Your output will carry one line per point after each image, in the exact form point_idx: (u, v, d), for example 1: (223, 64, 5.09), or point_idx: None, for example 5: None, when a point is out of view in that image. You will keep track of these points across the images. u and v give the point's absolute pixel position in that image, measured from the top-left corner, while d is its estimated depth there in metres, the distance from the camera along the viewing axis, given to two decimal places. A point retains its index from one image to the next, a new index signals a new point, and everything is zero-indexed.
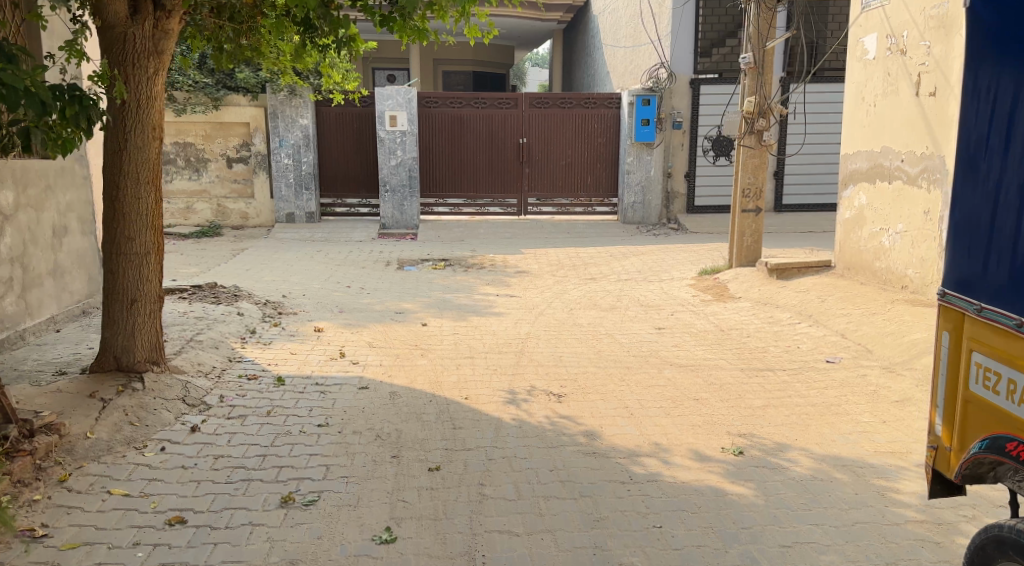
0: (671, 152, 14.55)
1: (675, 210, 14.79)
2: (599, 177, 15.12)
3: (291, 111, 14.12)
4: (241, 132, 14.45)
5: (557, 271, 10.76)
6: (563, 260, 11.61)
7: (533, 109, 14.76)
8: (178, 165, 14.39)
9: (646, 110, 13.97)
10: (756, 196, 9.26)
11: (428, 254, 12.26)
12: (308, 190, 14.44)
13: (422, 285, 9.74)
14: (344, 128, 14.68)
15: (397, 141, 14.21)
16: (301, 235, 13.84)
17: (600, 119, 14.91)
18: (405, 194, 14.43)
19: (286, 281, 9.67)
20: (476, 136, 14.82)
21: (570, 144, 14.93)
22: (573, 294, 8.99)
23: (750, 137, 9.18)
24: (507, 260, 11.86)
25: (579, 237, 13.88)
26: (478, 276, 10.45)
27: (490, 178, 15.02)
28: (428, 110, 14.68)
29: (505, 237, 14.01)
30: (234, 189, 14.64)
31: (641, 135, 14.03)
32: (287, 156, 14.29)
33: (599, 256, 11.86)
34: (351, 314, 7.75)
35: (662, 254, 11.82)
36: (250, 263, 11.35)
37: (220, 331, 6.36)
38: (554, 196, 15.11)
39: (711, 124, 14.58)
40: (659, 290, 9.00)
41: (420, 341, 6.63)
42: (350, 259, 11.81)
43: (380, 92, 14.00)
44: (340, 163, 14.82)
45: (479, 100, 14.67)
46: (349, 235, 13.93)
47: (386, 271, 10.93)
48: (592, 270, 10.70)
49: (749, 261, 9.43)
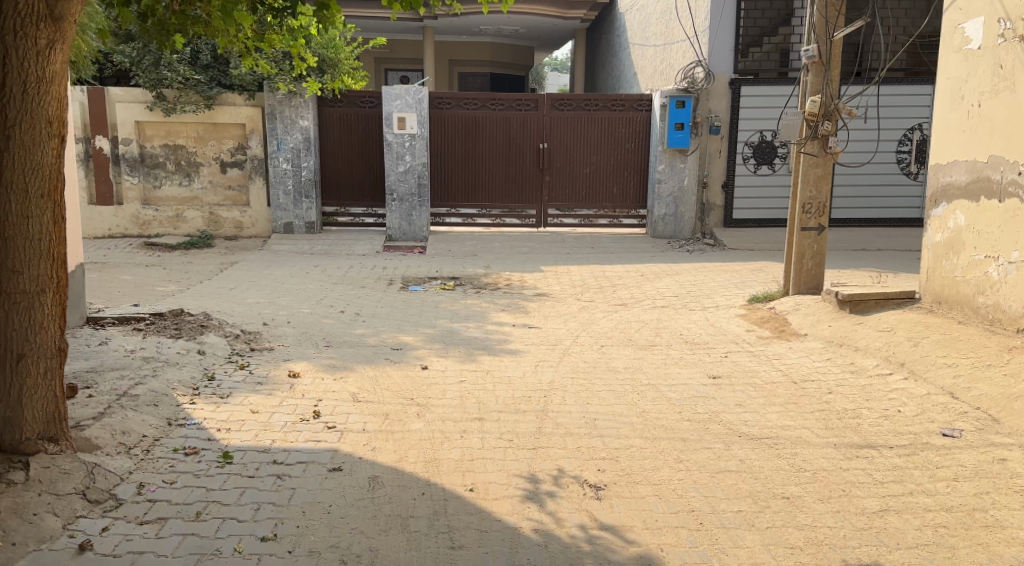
0: (707, 160, 13.21)
1: (711, 223, 13.40)
2: (627, 186, 13.78)
3: (290, 112, 12.92)
4: (236, 134, 13.23)
5: (582, 293, 9.46)
6: (588, 281, 10.30)
7: (555, 111, 13.50)
8: (167, 170, 13.25)
9: (679, 113, 12.73)
10: (819, 211, 8.03)
11: (437, 272, 10.99)
12: (308, 198, 13.19)
13: (427, 310, 8.47)
14: (349, 131, 13.45)
15: (405, 145, 12.95)
16: (299, 247, 12.61)
17: (629, 123, 13.57)
18: (413, 204, 13.18)
19: (270, 305, 8.43)
20: (492, 140, 13.54)
21: (595, 150, 13.61)
22: (604, 325, 7.70)
23: (813, 143, 7.89)
24: (525, 280, 10.57)
25: (605, 253, 12.59)
26: (493, 298, 9.17)
27: (507, 186, 13.74)
28: (440, 112, 13.44)
29: (522, 251, 12.73)
30: (228, 197, 13.44)
31: (674, 141, 12.78)
32: (285, 161, 13.05)
33: (628, 276, 10.54)
34: (339, 351, 6.48)
35: (700, 274, 10.49)
36: (237, 280, 10.14)
37: (168, 381, 5.09)
38: (577, 206, 13.79)
39: (753, 129, 13.17)
40: (703, 322, 7.67)
41: (417, 391, 5.33)
42: (349, 276, 10.58)
43: (388, 91, 12.77)
44: (343, 168, 13.58)
45: (497, 101, 13.42)
46: (351, 247, 12.69)
47: (388, 291, 9.68)
48: (623, 293, 9.39)
49: (811, 289, 8.11)
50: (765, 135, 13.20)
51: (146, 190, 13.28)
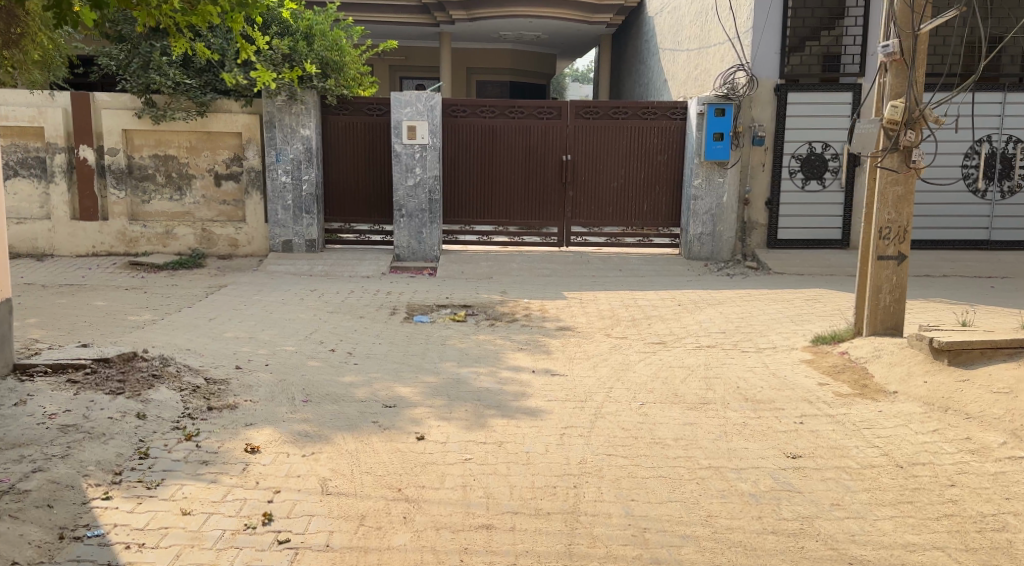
0: (749, 174, 11.93)
1: (752, 243, 12.10)
2: (658, 202, 12.52)
3: (291, 120, 11.78)
4: (233, 144, 12.09)
5: (611, 327, 8.20)
6: (617, 311, 9.04)
7: (580, 120, 12.28)
8: (157, 182, 12.13)
9: (720, 122, 11.50)
10: (899, 237, 6.80)
11: (447, 297, 9.79)
12: (309, 214, 12.03)
13: (432, 349, 7.25)
14: (354, 140, 12.28)
15: (415, 157, 11.78)
16: (298, 267, 11.46)
17: (661, 133, 12.32)
18: (424, 220, 11.99)
19: (249, 342, 7.25)
20: (511, 151, 12.34)
21: (623, 162, 12.37)
22: (642, 370, 6.45)
23: (891, 157, 6.71)
24: (546, 308, 9.35)
25: (634, 277, 11.35)
26: (509, 332, 7.95)
27: (527, 202, 12.51)
28: (454, 120, 12.27)
29: (543, 274, 11.52)
30: (222, 212, 12.26)
31: (712, 153, 11.54)
32: (285, 173, 11.90)
33: (663, 305, 9.28)
34: (319, 410, 5.26)
35: (745, 304, 9.22)
36: (222, 307, 8.99)
37: (81, 467, 3.86)
38: (603, 224, 12.55)
39: (801, 141, 11.87)
40: (761, 371, 6.39)
41: (409, 473, 4.13)
42: (347, 302, 9.41)
43: (397, 97, 11.62)
44: (348, 181, 12.41)
45: (516, 108, 12.24)
46: (355, 268, 11.51)
47: (390, 322, 8.48)
48: (658, 327, 8.13)
49: (888, 329, 6.90)
50: (814, 147, 11.88)
51: (133, 204, 12.15)
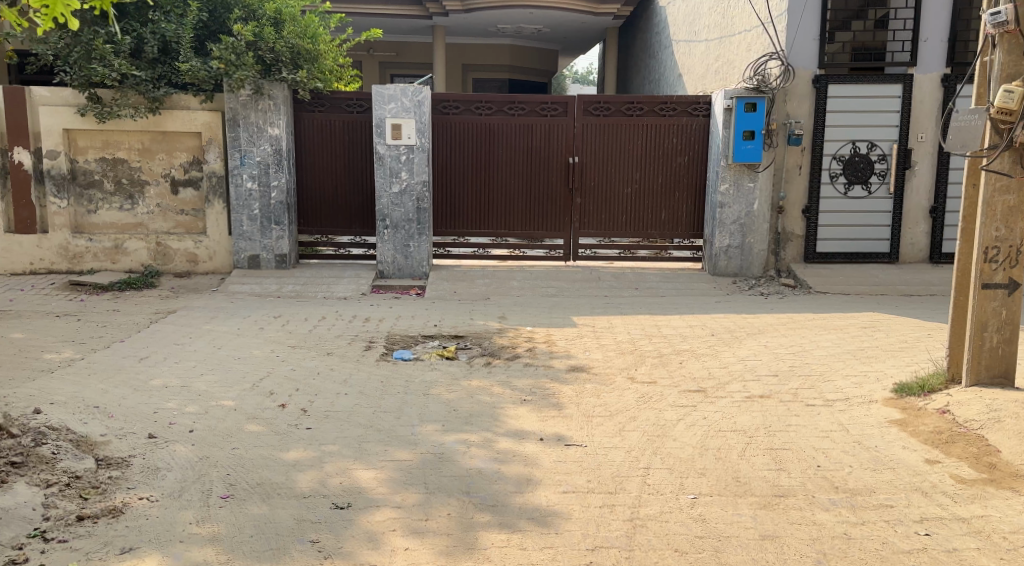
0: (784, 178, 10.40)
1: (788, 257, 10.58)
2: (677, 209, 10.99)
3: (257, 118, 10.20)
4: (191, 145, 10.51)
5: (635, 368, 6.67)
6: (640, 343, 7.52)
7: (588, 117, 10.76)
8: (105, 190, 10.57)
9: (749, 118, 10.13)
10: (1010, 259, 5.26)
11: (435, 324, 8.26)
12: (279, 224, 10.45)
13: (411, 400, 5.70)
14: (330, 140, 10.69)
15: (400, 160, 10.26)
16: (263, 287, 9.91)
17: (680, 131, 10.80)
18: (411, 232, 10.46)
19: (177, 397, 5.73)
20: (510, 153, 10.81)
21: (638, 165, 10.85)
22: (684, 436, 4.91)
23: (1004, 156, 5.18)
24: (553, 339, 7.82)
25: (653, 297, 9.84)
26: (509, 375, 6.42)
27: (528, 210, 10.97)
28: (445, 118, 10.74)
29: (547, 293, 9.98)
30: (180, 223, 10.68)
31: (742, 154, 10.12)
32: (251, 178, 10.32)
33: (693, 335, 7.76)
34: (240, 516, 3.73)
35: (792, 336, 7.70)
36: (161, 341, 7.45)
37: None
38: (615, 235, 11.03)
39: (843, 139, 10.35)
40: (842, 440, 4.88)
41: None
42: (315, 333, 7.86)
43: (379, 91, 10.11)
44: (323, 187, 10.81)
45: (516, 104, 10.72)
46: (330, 287, 9.93)
47: (361, 359, 6.93)
48: (692, 369, 6.59)
49: (996, 379, 5.36)
50: (858, 147, 10.35)
51: (78, 215, 10.60)
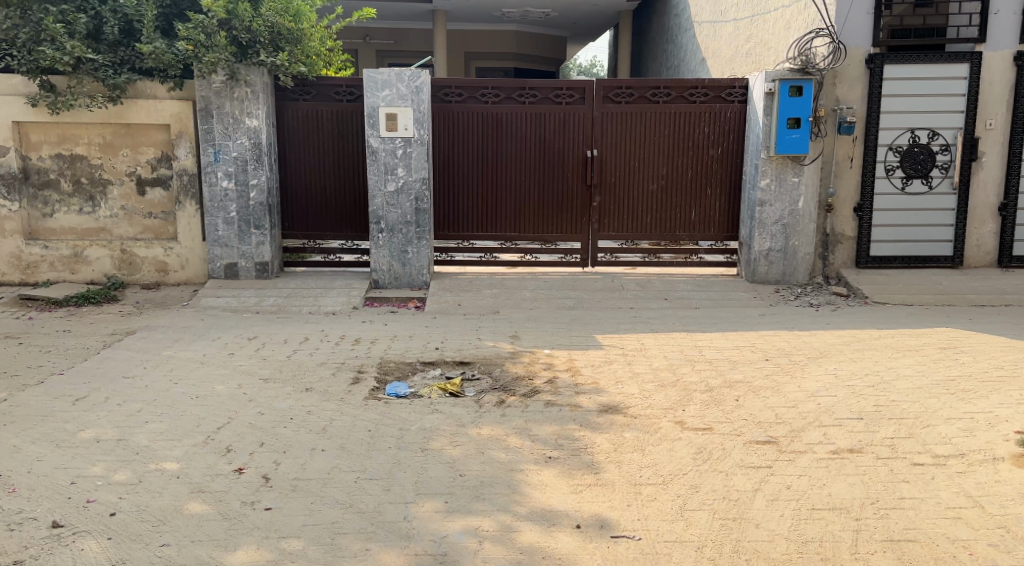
0: (834, 171, 9.19)
1: (837, 261, 9.35)
2: (709, 207, 9.73)
3: (233, 108, 8.94)
4: (159, 139, 9.20)
5: (681, 408, 5.42)
6: (682, 372, 6.28)
7: (608, 104, 9.50)
8: (62, 190, 9.29)
9: (794, 104, 8.91)
10: None
11: (436, 347, 7.02)
12: (259, 229, 9.17)
13: (405, 462, 4.46)
14: (316, 132, 9.43)
15: (396, 154, 9.02)
16: (239, 300, 8.68)
17: (713, 120, 9.54)
18: (409, 235, 9.21)
19: (107, 459, 4.49)
20: (520, 146, 9.56)
21: (664, 158, 9.60)
22: (769, 521, 3.73)
23: None
24: (577, 365, 6.57)
25: (686, 310, 8.59)
26: (527, 420, 5.17)
27: (541, 210, 9.71)
28: (447, 106, 9.47)
29: (564, 306, 8.74)
30: (148, 227, 9.38)
31: (786, 145, 8.94)
32: (226, 177, 9.05)
33: (744, 362, 6.51)
34: None
35: (863, 362, 6.47)
36: (107, 374, 6.21)
37: None
38: (640, 238, 9.77)
39: (902, 127, 9.11)
40: (983, 526, 3.68)
41: None
42: (293, 360, 6.62)
43: (372, 76, 8.89)
44: (309, 185, 9.55)
45: (526, 91, 9.47)
46: (317, 300, 8.69)
47: (345, 396, 5.68)
48: (753, 411, 5.35)
49: None
50: (917, 136, 9.11)
51: (32, 219, 9.32)
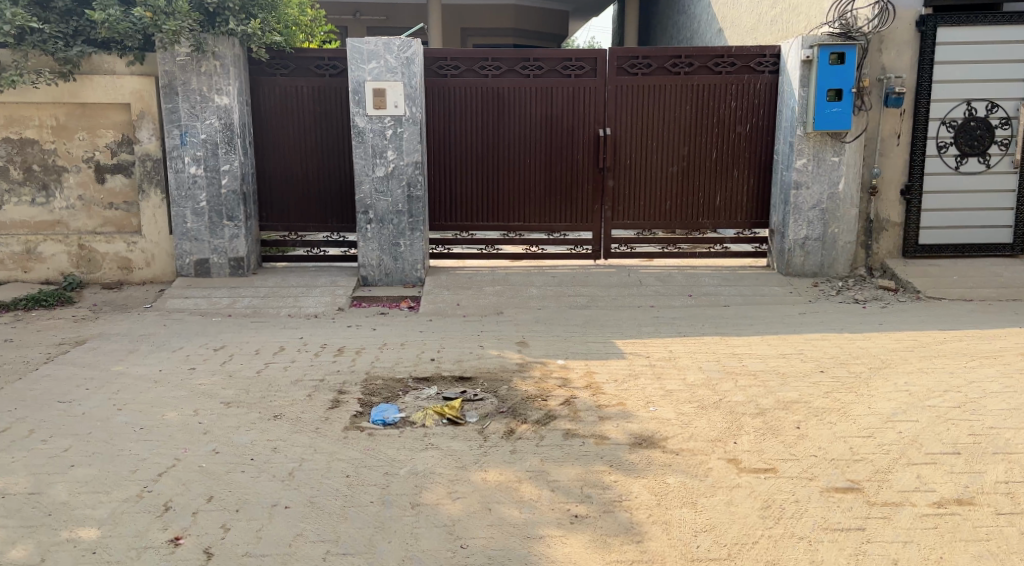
0: (879, 150, 8.18)
1: (882, 251, 8.37)
2: (736, 192, 8.70)
3: (200, 84, 7.88)
4: (119, 120, 8.11)
5: (733, 441, 4.41)
6: (724, 389, 5.27)
7: (623, 76, 8.45)
8: (11, 179, 8.19)
9: (836, 73, 7.87)
10: None
11: (432, 358, 6.00)
12: (232, 220, 8.14)
13: (390, 525, 3.52)
14: (295, 111, 8.39)
15: (385, 135, 7.99)
16: (210, 301, 7.66)
17: (740, 93, 8.50)
18: (401, 227, 8.19)
19: (7, 525, 3.53)
20: (524, 125, 8.53)
21: (686, 136, 8.58)
22: None
23: None
24: (598, 380, 5.54)
25: (715, 308, 7.58)
26: (543, 460, 4.16)
27: (549, 197, 8.67)
28: (442, 80, 8.41)
29: (577, 305, 7.72)
30: (108, 219, 8.31)
31: (826, 120, 7.93)
32: (194, 162, 8.00)
33: (796, 377, 5.50)
34: None
35: (937, 374, 5.49)
36: (38, 399, 5.16)
37: None
38: (659, 226, 8.74)
39: (958, 99, 8.10)
40: None
41: None
42: (262, 378, 5.59)
43: (356, 46, 7.84)
44: (289, 171, 8.52)
45: (531, 62, 8.41)
46: (297, 301, 7.68)
47: (321, 425, 4.66)
48: (822, 445, 4.35)
49: None
50: (974, 108, 8.11)
51: None
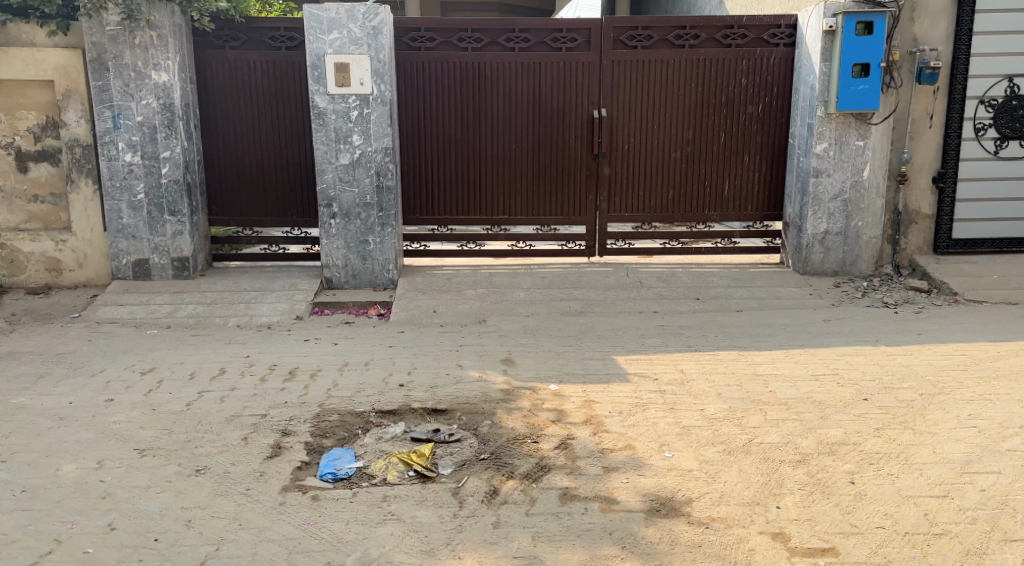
0: (909, 132, 7.25)
1: (910, 247, 7.47)
2: (746, 180, 7.75)
3: (134, 57, 6.82)
4: (41, 99, 7.04)
5: (774, 505, 3.53)
6: (753, 426, 4.33)
7: (620, 50, 7.46)
8: None
9: (862, 45, 6.92)
10: None
11: (400, 384, 5.02)
12: (174, 215, 7.11)
13: None
14: (247, 89, 7.35)
15: (350, 116, 6.97)
16: (147, 309, 6.65)
17: (753, 68, 7.53)
18: (370, 222, 7.19)
19: None
20: (509, 104, 7.53)
21: (690, 117, 7.62)
22: None
23: None
24: (599, 411, 4.58)
25: (727, 315, 6.64)
26: (535, 539, 3.30)
27: (537, 186, 7.69)
28: (414, 54, 7.38)
29: (571, 311, 6.77)
30: (32, 214, 7.25)
31: (850, 99, 6.98)
32: (129, 148, 6.96)
33: (836, 408, 4.57)
34: None
35: (1007, 405, 4.58)
36: None
37: None
38: (660, 219, 7.78)
39: (999, 75, 7.23)
40: None
41: None
42: (191, 413, 4.58)
43: (314, 14, 6.80)
44: (241, 158, 7.49)
45: (516, 33, 7.40)
46: (249, 308, 6.68)
47: (253, 484, 3.69)
48: (888, 511, 3.50)
49: None
50: (1015, 86, 7.26)
51: None
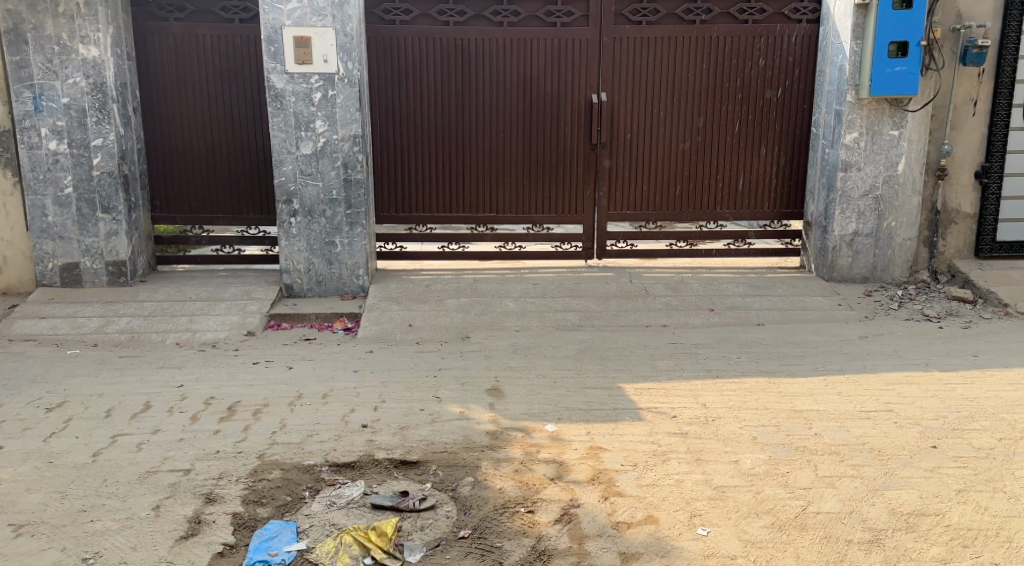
0: (950, 121, 6.37)
1: (949, 250, 6.62)
2: (764, 173, 6.85)
3: (57, 28, 5.84)
4: None
5: None
6: (803, 487, 3.43)
7: (622, 25, 6.54)
8: None
9: (901, 22, 6.01)
10: None
11: (362, 425, 4.09)
12: (108, 212, 6.15)
13: None
14: (194, 68, 6.37)
15: (312, 99, 6.02)
16: (72, 323, 5.69)
17: (773, 46, 6.62)
18: (336, 220, 6.24)
19: None
20: (496, 87, 6.59)
21: (702, 102, 6.71)
22: None
23: None
24: (608, 463, 3.67)
25: (747, 330, 5.76)
26: None
27: (528, 180, 6.77)
28: (387, 28, 6.42)
29: (567, 326, 5.86)
30: None
31: (887, 83, 6.07)
32: (54, 134, 5.98)
33: (902, 460, 3.68)
34: None
35: None
36: None
37: None
38: (667, 217, 6.88)
39: None
40: None
41: None
42: (96, 468, 3.64)
43: None
44: (188, 147, 6.52)
45: (504, 5, 6.46)
46: (191, 322, 5.73)
47: None
48: None
49: None
50: None
51: None
